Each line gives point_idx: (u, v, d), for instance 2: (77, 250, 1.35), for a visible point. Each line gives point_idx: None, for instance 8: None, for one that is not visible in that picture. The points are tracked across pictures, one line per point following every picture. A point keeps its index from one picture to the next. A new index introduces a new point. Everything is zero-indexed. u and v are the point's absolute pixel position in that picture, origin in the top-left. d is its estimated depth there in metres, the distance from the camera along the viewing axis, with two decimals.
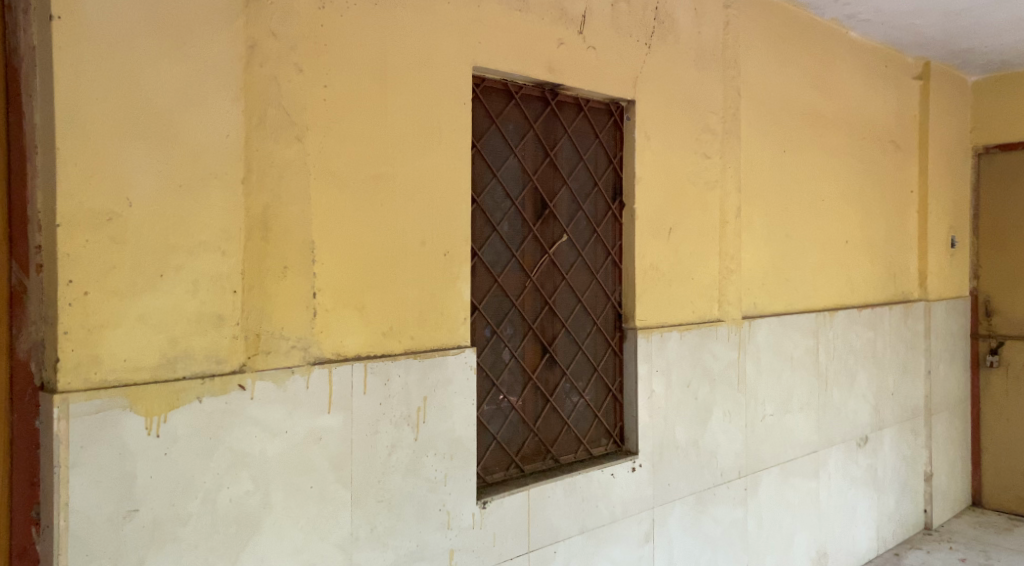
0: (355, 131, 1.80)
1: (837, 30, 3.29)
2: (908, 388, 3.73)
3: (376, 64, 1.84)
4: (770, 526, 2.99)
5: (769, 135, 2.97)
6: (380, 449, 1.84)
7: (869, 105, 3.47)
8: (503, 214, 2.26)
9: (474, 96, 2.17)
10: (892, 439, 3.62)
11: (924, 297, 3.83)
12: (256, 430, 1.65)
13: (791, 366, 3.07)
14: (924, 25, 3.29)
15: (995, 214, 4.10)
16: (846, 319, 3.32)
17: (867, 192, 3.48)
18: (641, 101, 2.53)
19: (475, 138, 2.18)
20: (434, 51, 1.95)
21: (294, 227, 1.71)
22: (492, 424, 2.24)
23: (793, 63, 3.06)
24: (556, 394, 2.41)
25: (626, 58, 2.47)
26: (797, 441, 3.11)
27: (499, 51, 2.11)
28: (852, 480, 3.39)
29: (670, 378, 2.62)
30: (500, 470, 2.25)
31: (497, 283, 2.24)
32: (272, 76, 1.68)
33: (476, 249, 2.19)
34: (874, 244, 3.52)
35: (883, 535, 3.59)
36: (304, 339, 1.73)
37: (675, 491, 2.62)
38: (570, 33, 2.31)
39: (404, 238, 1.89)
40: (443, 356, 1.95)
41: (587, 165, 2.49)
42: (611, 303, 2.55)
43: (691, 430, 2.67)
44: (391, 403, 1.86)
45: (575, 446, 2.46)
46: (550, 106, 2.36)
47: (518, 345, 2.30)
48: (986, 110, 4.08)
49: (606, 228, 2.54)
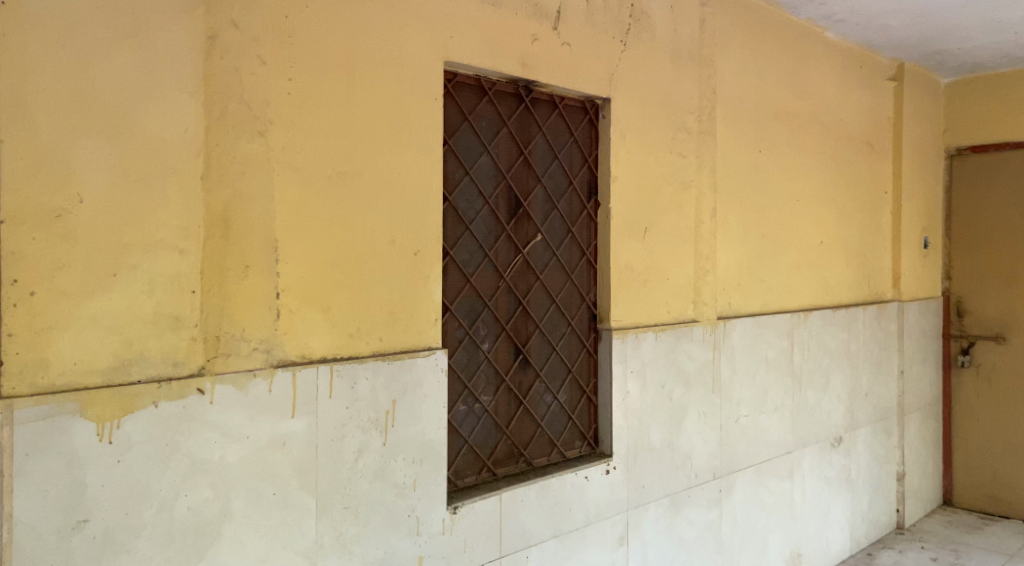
0: (322, 127, 1.75)
1: (813, 30, 3.27)
2: (881, 389, 3.73)
3: (344, 57, 1.78)
4: (745, 528, 2.97)
5: (744, 135, 2.95)
6: (347, 454, 1.78)
7: (844, 105, 3.47)
8: (475, 212, 2.21)
9: (446, 92, 2.13)
10: (865, 439, 3.63)
11: (898, 297, 3.84)
12: (215, 436, 1.59)
13: (765, 366, 3.06)
14: (898, 27, 3.29)
15: (967, 216, 4.12)
16: (820, 320, 3.31)
17: (842, 192, 3.47)
18: (617, 99, 2.49)
19: (447, 135, 2.14)
20: (405, 46, 1.90)
21: (257, 225, 1.65)
22: (463, 427, 2.20)
23: (768, 63, 3.04)
24: (529, 396, 2.37)
25: (602, 55, 2.44)
26: (772, 441, 3.10)
27: (471, 46, 2.07)
28: (826, 480, 3.38)
29: (645, 379, 2.59)
30: (471, 474, 2.20)
31: (469, 283, 2.20)
32: (234, 69, 1.61)
33: (448, 248, 2.14)
34: (848, 244, 3.51)
35: (856, 535, 3.59)
36: (267, 341, 1.67)
37: (650, 494, 2.59)
38: (544, 29, 2.27)
39: (373, 237, 1.84)
40: (413, 358, 1.91)
41: (562, 164, 2.45)
42: (586, 303, 2.52)
43: (666, 431, 2.64)
44: (358, 407, 1.81)
45: (548, 449, 2.42)
46: (524, 103, 2.31)
47: (491, 347, 2.26)
48: (959, 111, 4.09)
49: (581, 228, 2.50)
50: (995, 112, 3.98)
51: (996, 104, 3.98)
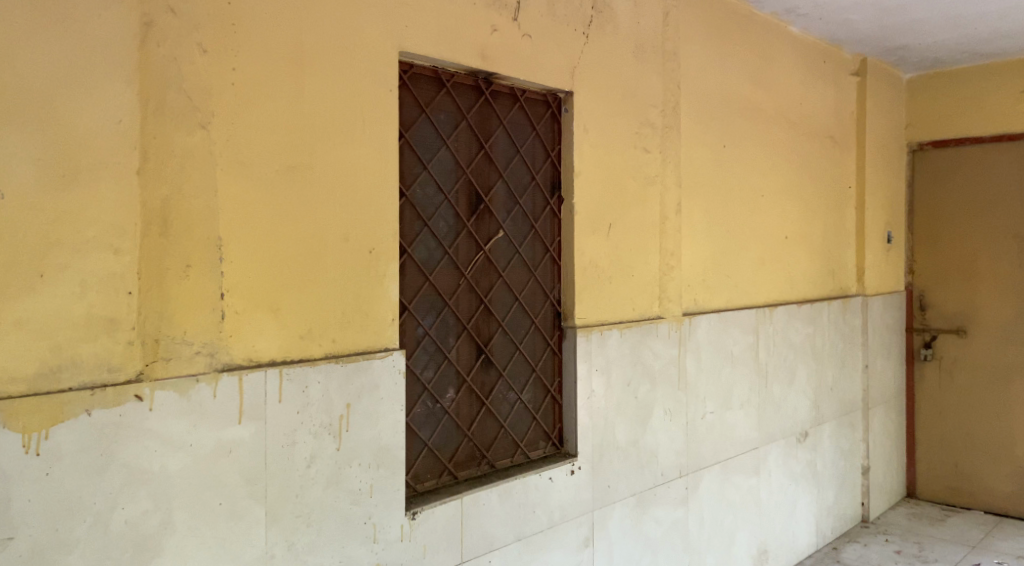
0: (268, 119, 1.67)
1: (777, 24, 3.25)
2: (846, 383, 3.73)
3: (292, 47, 1.71)
4: (711, 525, 2.95)
5: (709, 129, 2.92)
6: (298, 461, 1.71)
7: (808, 100, 3.45)
8: (434, 208, 2.15)
9: (402, 84, 2.06)
10: (830, 434, 3.62)
11: (862, 292, 3.84)
12: (155, 444, 1.51)
13: (731, 362, 3.03)
14: (861, 22, 3.28)
15: (930, 210, 4.13)
16: (785, 315, 3.30)
17: (806, 187, 3.46)
18: (579, 93, 2.44)
19: (403, 127, 2.07)
20: (357, 35, 1.82)
21: (199, 221, 1.57)
22: (423, 430, 2.13)
23: (732, 57, 3.01)
24: (492, 397, 2.31)
25: (563, 47, 2.38)
26: (738, 438, 3.07)
27: (427, 37, 2.00)
28: (792, 476, 3.37)
29: (610, 377, 2.54)
30: (431, 478, 2.14)
31: (428, 281, 2.13)
32: (172, 57, 1.53)
33: (406, 245, 2.07)
34: (813, 239, 3.50)
35: (822, 529, 3.59)
36: (211, 344, 1.59)
37: (615, 494, 2.54)
38: (504, 20, 2.21)
39: (325, 234, 1.77)
40: (369, 360, 1.84)
41: (524, 159, 2.39)
42: (550, 301, 2.46)
43: (631, 429, 2.60)
44: (311, 412, 1.73)
45: (511, 450, 2.37)
46: (484, 95, 2.25)
47: (452, 347, 2.19)
48: (921, 107, 4.11)
49: (544, 224, 2.45)
50: (957, 107, 3.99)
51: (957, 99, 3.99)
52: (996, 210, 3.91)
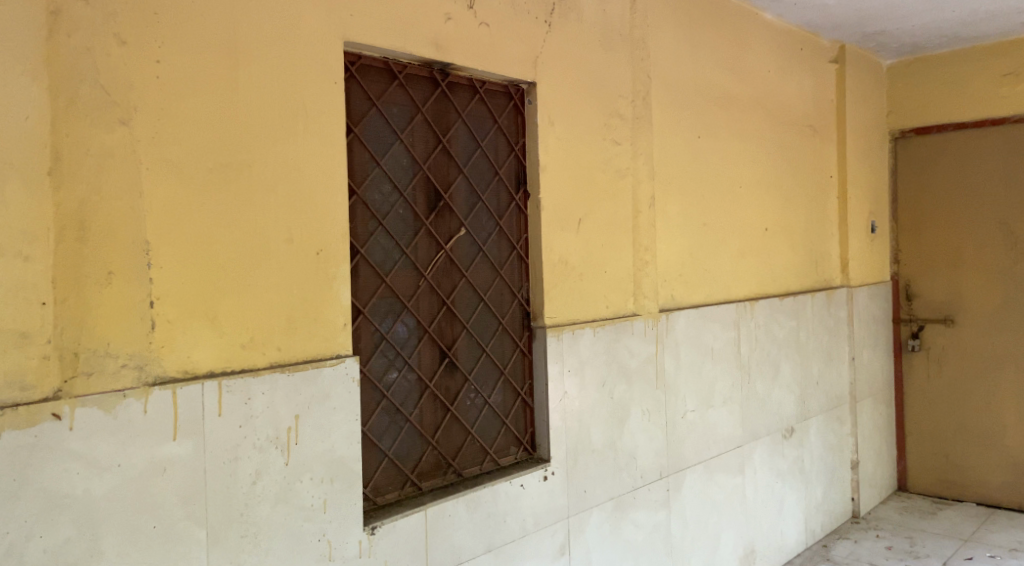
0: (197, 115, 1.58)
1: (750, 11, 3.16)
2: (832, 377, 3.64)
3: (224, 37, 1.61)
4: (695, 527, 2.85)
5: (682, 120, 2.83)
6: (242, 477, 1.61)
7: (785, 88, 3.37)
8: (390, 206, 2.04)
9: (350, 76, 1.96)
10: (817, 428, 3.54)
11: (847, 283, 3.75)
12: (77, 466, 1.42)
13: (711, 359, 2.94)
14: (835, 6, 3.20)
15: (914, 198, 4.05)
16: (766, 308, 3.21)
17: (786, 177, 3.37)
18: (543, 83, 2.34)
19: (352, 122, 1.96)
20: (296, 24, 1.72)
21: (121, 226, 1.49)
22: (384, 439, 2.03)
23: (704, 45, 2.92)
24: (457, 402, 2.21)
25: (524, 35, 2.28)
26: (721, 436, 2.98)
27: (374, 26, 1.90)
28: (778, 474, 3.28)
29: (584, 378, 2.44)
30: (393, 489, 2.04)
31: (385, 284, 2.03)
32: (84, 49, 1.45)
33: (358, 245, 1.97)
34: (794, 230, 3.41)
35: (812, 527, 3.50)
36: (140, 356, 1.51)
37: (592, 499, 2.44)
38: (459, 7, 2.10)
39: (266, 235, 1.67)
40: (318, 368, 1.73)
41: (486, 153, 2.29)
42: (518, 300, 2.36)
43: (608, 431, 2.51)
44: (255, 425, 1.63)
45: (480, 457, 2.27)
46: (440, 87, 2.15)
47: (412, 351, 2.09)
48: (901, 92, 4.03)
49: (510, 221, 2.35)
50: (938, 92, 3.91)
51: (938, 84, 3.91)
52: (981, 197, 3.83)
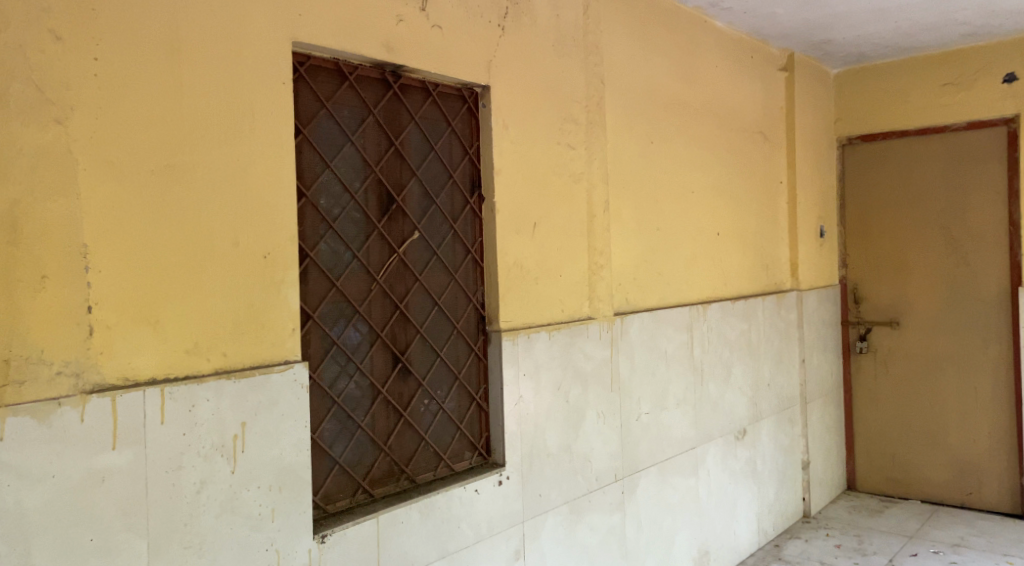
0: (139, 114, 1.54)
1: (702, 18, 3.20)
2: (783, 379, 3.70)
3: (167, 35, 1.58)
4: (650, 529, 2.87)
5: (636, 125, 2.84)
6: (185, 487, 1.57)
7: (736, 95, 3.41)
8: (341, 209, 2.01)
9: (299, 77, 1.92)
10: (769, 430, 3.58)
11: (797, 287, 3.81)
12: (8, 478, 1.37)
13: (665, 361, 2.96)
14: (784, 15, 3.25)
15: (861, 203, 4.13)
16: (718, 311, 3.25)
17: (737, 182, 3.41)
18: (496, 86, 2.33)
19: (301, 124, 1.93)
20: (243, 24, 1.69)
21: (56, 229, 1.45)
22: (335, 446, 1.99)
23: (657, 51, 2.95)
24: (411, 408, 2.18)
25: (477, 39, 2.27)
26: (674, 438, 3.00)
27: (323, 27, 1.87)
28: (731, 474, 3.31)
29: (539, 382, 2.43)
30: (344, 497, 2.00)
31: (335, 288, 1.99)
32: (17, 45, 1.41)
33: (307, 249, 1.93)
34: (745, 234, 3.46)
35: (764, 527, 3.54)
36: (76, 363, 1.47)
37: (547, 503, 2.43)
38: (411, 9, 2.08)
39: (211, 238, 1.64)
40: (266, 375, 1.70)
41: (439, 156, 2.27)
42: (473, 304, 2.35)
43: (563, 435, 2.50)
44: (199, 433, 1.59)
45: (434, 463, 2.24)
46: (392, 89, 2.13)
47: (364, 357, 2.06)
48: (849, 100, 4.11)
49: (465, 224, 2.33)
50: (884, 99, 4.00)
51: (883, 92, 4.00)
52: (924, 202, 3.92)
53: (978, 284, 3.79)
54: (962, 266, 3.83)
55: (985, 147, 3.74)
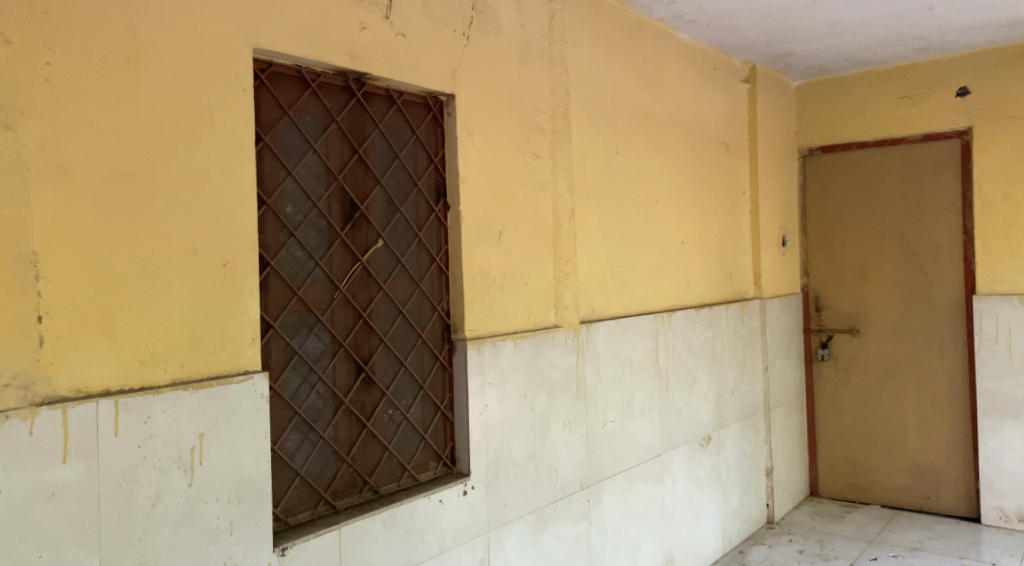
0: (93, 120, 1.52)
1: (666, 30, 3.23)
2: (747, 386, 3.73)
3: (123, 40, 1.56)
4: (615, 536, 2.87)
5: (601, 135, 2.86)
6: (140, 500, 1.54)
7: (700, 106, 3.45)
8: (303, 217, 1.99)
9: (260, 84, 1.90)
10: (733, 436, 3.61)
11: (760, 295, 3.86)
12: None
13: (631, 369, 2.97)
14: (747, 28, 3.29)
15: (821, 213, 4.19)
16: (683, 319, 3.27)
17: (701, 191, 3.44)
18: (461, 95, 2.33)
19: (262, 130, 1.91)
20: (202, 30, 1.67)
21: (6, 237, 1.42)
22: (296, 457, 1.97)
23: (622, 62, 2.97)
24: (374, 418, 2.16)
25: (442, 47, 2.26)
26: (640, 446, 3.01)
27: (285, 34, 1.85)
28: (696, 481, 3.33)
29: (504, 390, 2.43)
30: (306, 508, 1.98)
31: (297, 296, 1.97)
32: None
33: (268, 257, 1.91)
34: (709, 243, 3.49)
35: (728, 533, 3.56)
36: (26, 375, 1.44)
37: (512, 512, 2.42)
38: (375, 17, 2.07)
39: (168, 246, 1.61)
40: (225, 385, 1.67)
41: (404, 164, 2.26)
42: (438, 313, 2.34)
43: (529, 443, 2.50)
44: (155, 445, 1.56)
45: (398, 473, 2.22)
46: (355, 97, 2.11)
47: (327, 366, 2.03)
48: (810, 111, 4.17)
49: (430, 232, 2.32)
50: (844, 111, 4.07)
51: (843, 104, 4.07)
52: (882, 211, 3.99)
53: (934, 292, 3.86)
54: (918, 274, 3.90)
55: (941, 159, 3.82)
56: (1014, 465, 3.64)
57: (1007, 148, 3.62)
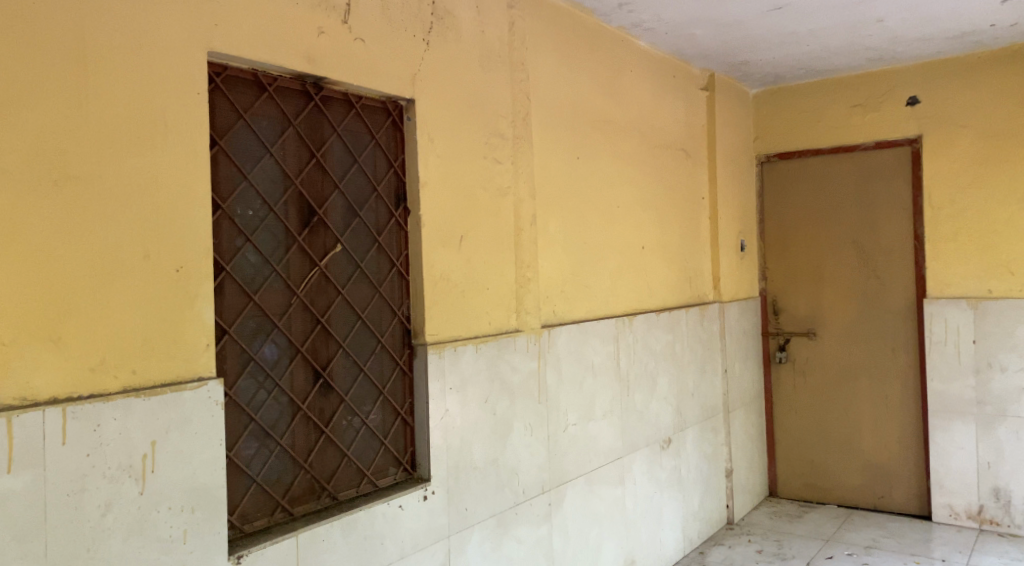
0: (40, 125, 1.50)
1: (625, 38, 3.27)
2: (706, 388, 3.78)
3: (71, 43, 1.54)
4: (577, 539, 2.88)
5: (562, 141, 2.88)
6: (88, 510, 1.52)
7: (659, 112, 3.49)
8: (259, 222, 1.97)
9: (214, 88, 1.88)
10: (694, 438, 3.65)
11: (719, 299, 3.91)
12: None
13: (592, 373, 2.99)
14: (704, 37, 3.34)
15: (778, 219, 4.25)
16: (644, 323, 3.30)
17: (661, 196, 3.48)
18: (421, 100, 2.33)
19: (217, 135, 1.89)
20: (154, 33, 1.66)
21: None
22: (253, 465, 1.95)
23: (582, 69, 2.99)
24: (333, 424, 2.15)
25: (401, 53, 2.26)
26: (601, 449, 3.03)
27: (241, 38, 1.84)
28: (657, 483, 3.36)
29: (465, 395, 2.43)
30: (262, 516, 1.96)
31: (252, 302, 1.95)
32: None
33: (223, 262, 1.89)
34: (668, 248, 3.53)
35: (689, 535, 3.60)
36: None
37: (473, 517, 2.42)
38: (333, 22, 2.07)
39: (119, 251, 1.59)
40: (178, 392, 1.65)
41: (363, 168, 2.25)
42: (398, 318, 2.33)
43: (490, 448, 2.50)
44: (104, 454, 1.54)
45: (357, 479, 2.21)
46: (313, 101, 2.10)
47: (284, 372, 2.02)
48: (767, 119, 4.24)
49: (390, 237, 2.31)
50: (800, 118, 4.14)
51: (800, 111, 4.15)
52: (837, 216, 4.07)
53: (887, 296, 3.95)
54: (872, 278, 3.98)
55: (893, 166, 3.91)
56: (963, 464, 3.74)
57: (956, 156, 3.73)
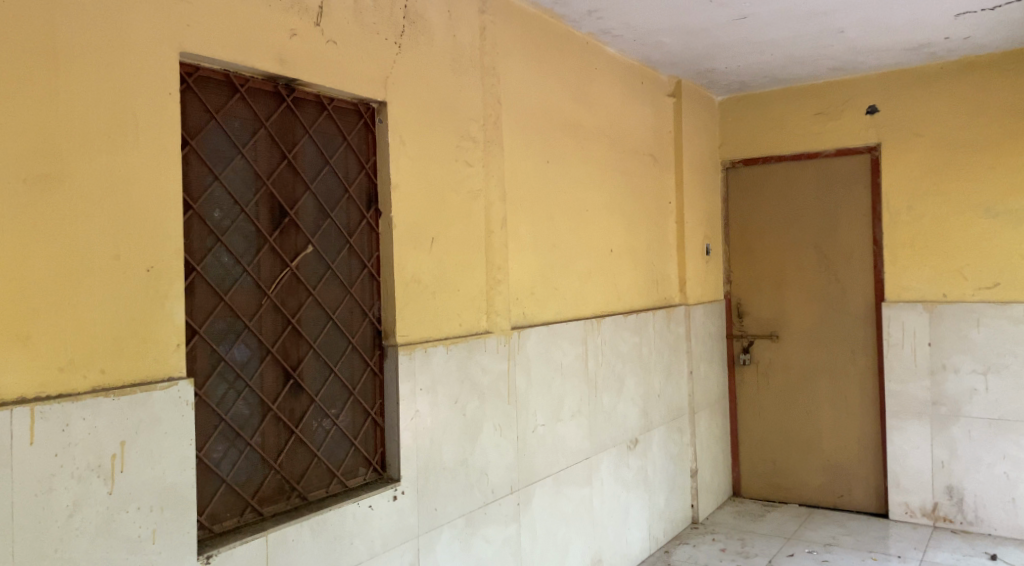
0: (9, 123, 1.50)
1: (595, 45, 3.31)
2: (672, 390, 3.84)
3: (41, 42, 1.54)
4: (544, 538, 2.91)
5: (532, 145, 2.92)
6: (56, 510, 1.52)
7: (627, 118, 3.54)
8: (230, 222, 1.98)
9: (186, 88, 1.89)
10: (660, 438, 3.71)
11: (684, 302, 3.97)
12: None
13: (561, 374, 3.03)
14: (671, 44, 3.40)
15: (743, 224, 4.33)
16: (611, 325, 3.34)
17: (628, 201, 3.53)
18: (393, 103, 2.34)
19: (188, 135, 1.89)
20: (125, 33, 1.66)
21: None
22: (222, 465, 1.95)
23: (552, 74, 3.03)
24: (303, 424, 2.16)
25: (373, 55, 2.28)
26: (569, 450, 3.07)
27: (213, 39, 1.84)
28: (623, 483, 3.41)
29: (435, 396, 2.45)
30: (232, 516, 1.96)
31: (223, 303, 1.96)
32: None
33: (194, 262, 1.89)
34: (635, 251, 3.58)
35: (654, 534, 3.65)
36: None
37: (442, 517, 2.45)
38: (305, 24, 2.08)
39: (88, 250, 1.59)
40: (148, 392, 1.65)
41: (335, 170, 2.26)
42: (369, 319, 2.34)
43: (460, 448, 2.53)
44: (73, 454, 1.54)
45: (326, 480, 2.22)
46: (285, 103, 2.11)
47: (254, 373, 2.03)
48: (733, 125, 4.32)
49: (361, 238, 2.33)
50: (765, 125, 4.23)
51: (765, 118, 4.23)
52: (800, 222, 4.16)
53: (847, 300, 4.04)
54: (833, 282, 4.08)
55: (854, 173, 4.00)
56: (919, 463, 3.84)
57: (914, 163, 3.83)
